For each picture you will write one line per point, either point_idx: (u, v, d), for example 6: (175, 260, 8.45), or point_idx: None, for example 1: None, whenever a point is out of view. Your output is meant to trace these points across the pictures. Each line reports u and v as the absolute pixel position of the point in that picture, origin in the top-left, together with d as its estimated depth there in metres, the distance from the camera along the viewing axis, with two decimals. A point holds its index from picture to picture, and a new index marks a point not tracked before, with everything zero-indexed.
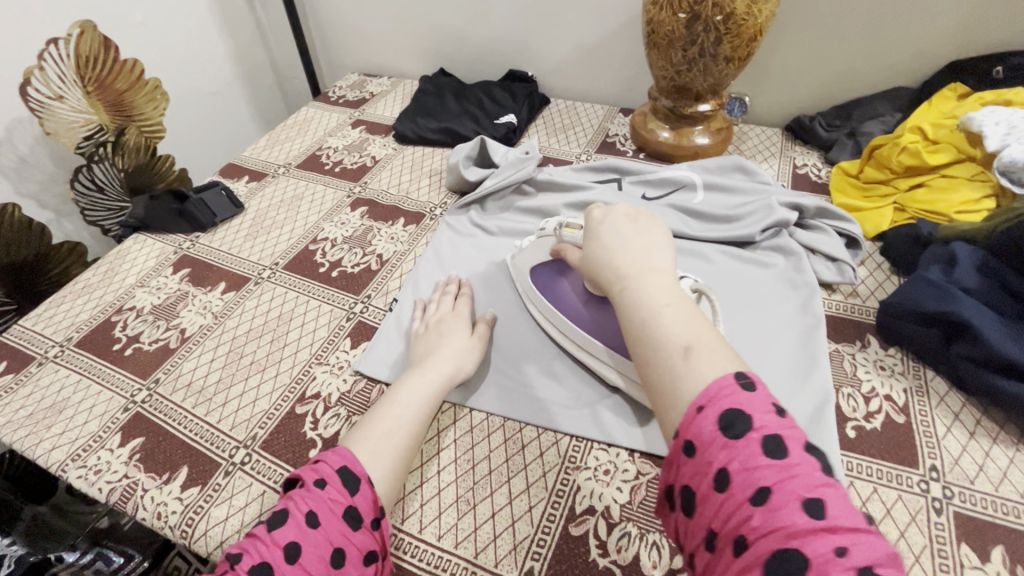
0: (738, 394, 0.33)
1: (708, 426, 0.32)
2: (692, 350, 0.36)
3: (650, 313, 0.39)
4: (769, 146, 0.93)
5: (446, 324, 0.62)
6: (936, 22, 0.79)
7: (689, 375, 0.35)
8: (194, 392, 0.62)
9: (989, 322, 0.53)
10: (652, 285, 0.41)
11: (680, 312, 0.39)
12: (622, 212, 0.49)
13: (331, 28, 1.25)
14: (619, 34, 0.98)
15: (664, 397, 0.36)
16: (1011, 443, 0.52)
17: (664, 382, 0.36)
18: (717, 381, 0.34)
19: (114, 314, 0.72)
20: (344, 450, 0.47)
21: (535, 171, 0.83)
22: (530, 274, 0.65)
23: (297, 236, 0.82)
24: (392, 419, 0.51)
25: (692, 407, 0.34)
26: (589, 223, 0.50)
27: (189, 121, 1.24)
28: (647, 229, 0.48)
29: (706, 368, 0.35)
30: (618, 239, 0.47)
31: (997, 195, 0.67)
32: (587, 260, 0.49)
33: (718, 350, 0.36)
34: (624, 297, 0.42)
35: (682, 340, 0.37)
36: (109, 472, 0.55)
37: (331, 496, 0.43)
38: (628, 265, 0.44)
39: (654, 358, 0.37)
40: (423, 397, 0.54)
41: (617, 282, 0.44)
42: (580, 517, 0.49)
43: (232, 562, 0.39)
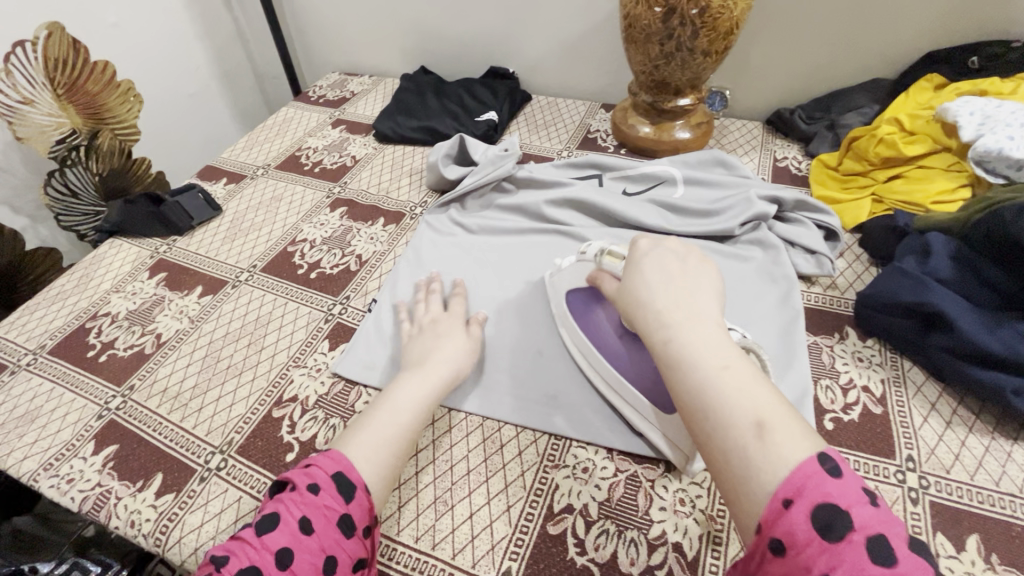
0: (825, 483, 0.31)
1: (801, 524, 0.30)
2: (766, 428, 0.34)
3: (710, 378, 0.37)
4: (750, 140, 0.93)
5: (441, 325, 0.60)
6: (909, 16, 0.80)
7: (767, 457, 0.33)
8: (170, 397, 0.61)
9: (964, 311, 0.53)
10: (706, 343, 0.39)
11: (740, 378, 0.37)
12: (669, 249, 0.48)
13: (310, 27, 1.24)
14: (598, 29, 0.97)
15: (735, 477, 0.34)
16: (986, 432, 0.53)
17: (735, 463, 0.34)
18: (800, 467, 0.32)
19: (89, 320, 0.71)
20: (339, 455, 0.46)
21: (515, 168, 0.83)
22: (564, 298, 0.62)
23: (276, 238, 0.81)
24: (389, 418, 0.49)
25: (777, 500, 0.32)
26: (632, 258, 0.49)
27: (168, 123, 1.23)
28: (692, 271, 0.46)
29: (783, 450, 0.33)
30: (661, 281, 0.45)
31: (973, 184, 0.69)
32: (625, 296, 0.47)
33: (790, 426, 0.34)
34: (672, 354, 0.40)
35: (750, 414, 0.35)
36: (82, 481, 0.54)
37: (325, 503, 0.42)
38: (675, 315, 0.42)
39: (721, 434, 0.35)
40: (422, 400, 0.51)
41: (662, 332, 0.41)
42: (558, 515, 0.49)
43: (219, 565, 0.39)
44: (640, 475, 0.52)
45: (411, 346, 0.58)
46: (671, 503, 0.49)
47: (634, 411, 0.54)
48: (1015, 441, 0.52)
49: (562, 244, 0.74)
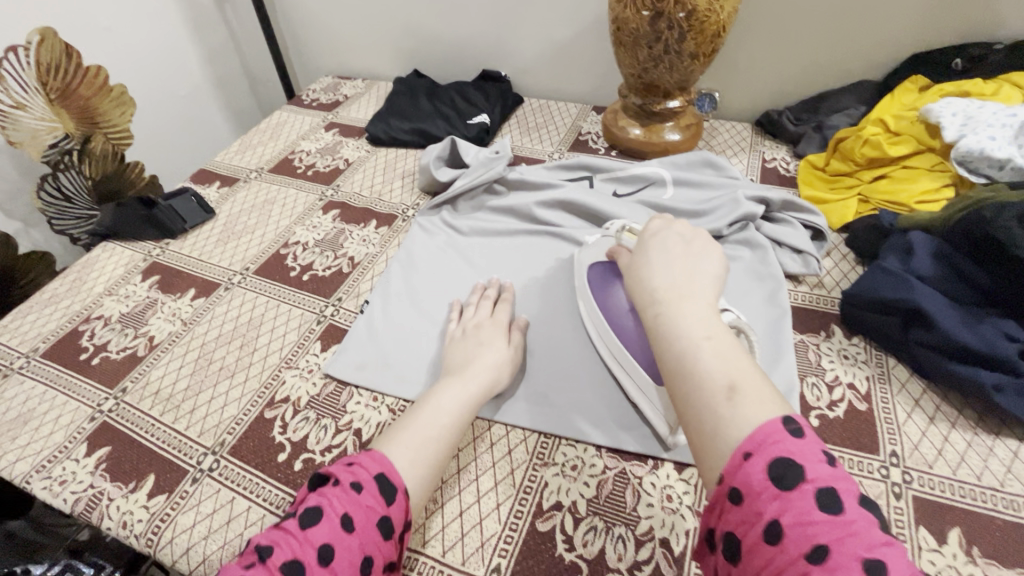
0: (784, 441, 0.32)
1: (756, 474, 0.31)
2: (736, 391, 0.35)
3: (692, 345, 0.38)
4: (739, 141, 0.94)
5: (483, 331, 0.60)
6: (893, 19, 0.81)
7: (734, 418, 0.34)
8: (162, 399, 0.62)
9: (945, 309, 0.54)
10: (695, 316, 0.40)
11: (721, 346, 0.38)
12: (676, 232, 0.49)
13: (303, 31, 1.25)
14: (589, 32, 0.98)
15: (702, 435, 0.35)
16: (968, 427, 0.53)
17: (704, 422, 0.35)
18: (764, 426, 0.33)
19: (81, 324, 0.71)
20: (380, 456, 0.45)
21: (506, 170, 0.84)
22: (588, 269, 0.63)
23: (268, 240, 0.82)
24: (429, 420, 0.50)
25: (738, 453, 0.32)
26: (642, 237, 0.50)
27: (161, 126, 1.23)
28: (694, 253, 0.46)
29: (749, 411, 0.34)
30: (661, 261, 0.46)
31: (956, 184, 0.70)
32: (630, 273, 0.48)
33: (761, 392, 0.35)
34: (660, 324, 0.41)
35: (724, 378, 0.36)
36: (74, 482, 0.55)
37: (368, 503, 0.42)
38: (669, 290, 0.43)
39: (693, 395, 0.36)
40: (462, 403, 0.52)
41: (653, 305, 0.43)
42: (548, 512, 0.50)
43: (262, 554, 0.38)
44: (629, 472, 0.52)
45: (453, 350, 0.58)
46: (659, 499, 0.50)
47: (632, 384, 0.56)
48: (997, 436, 0.53)
49: (553, 245, 0.75)
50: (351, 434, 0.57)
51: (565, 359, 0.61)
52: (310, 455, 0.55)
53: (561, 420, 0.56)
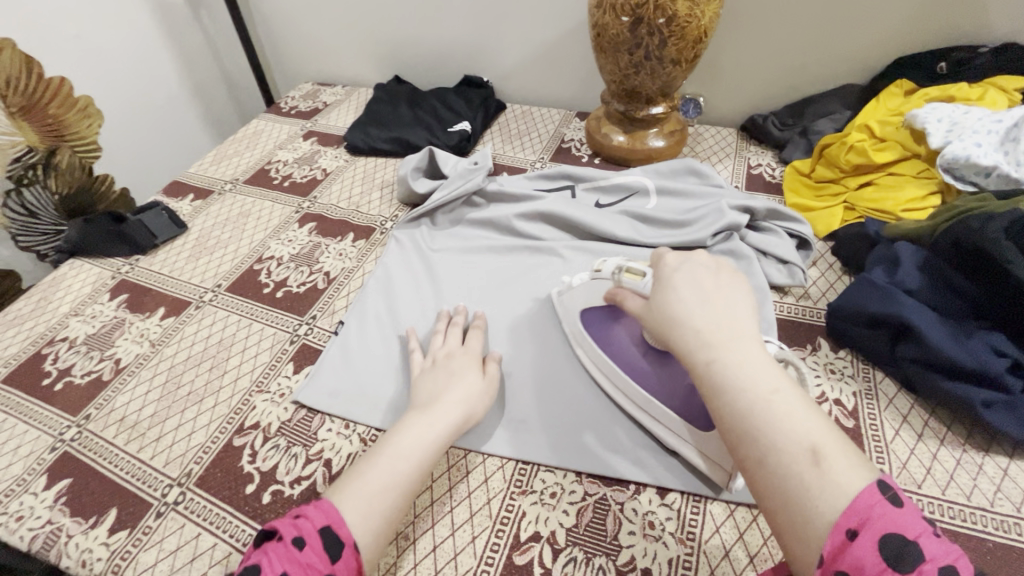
0: (890, 512, 0.30)
1: (868, 554, 0.29)
2: (821, 455, 0.33)
3: (762, 401, 0.36)
4: (724, 147, 0.92)
5: (455, 361, 0.57)
6: (877, 23, 0.80)
7: (825, 487, 0.32)
8: (127, 427, 0.59)
9: (933, 323, 0.53)
10: (754, 364, 0.37)
11: (791, 403, 0.35)
12: (702, 261, 0.45)
13: (282, 36, 1.22)
14: (571, 37, 0.96)
15: (789, 505, 0.33)
16: (957, 444, 0.52)
17: (790, 490, 0.33)
18: (862, 496, 0.31)
19: (46, 346, 0.69)
20: (328, 505, 0.42)
21: (485, 181, 0.82)
22: (580, 316, 0.61)
23: (242, 255, 0.79)
24: (388, 465, 0.46)
25: (840, 530, 0.30)
26: (663, 272, 0.46)
27: (135, 135, 1.20)
28: (726, 286, 0.43)
29: (841, 477, 0.32)
30: (695, 296, 0.42)
31: (942, 192, 0.69)
32: (654, 309, 0.45)
33: (845, 453, 0.33)
34: (716, 375, 0.38)
35: (804, 441, 0.33)
36: (32, 518, 0.52)
37: (309, 561, 0.39)
38: (716, 332, 0.40)
39: (774, 460, 0.34)
40: (426, 444, 0.48)
41: (702, 350, 0.39)
42: (525, 544, 0.48)
43: None
44: (609, 498, 0.50)
45: (422, 382, 0.55)
46: (640, 527, 0.48)
47: (665, 431, 0.52)
48: (987, 453, 0.51)
49: (532, 261, 0.73)
50: (321, 464, 0.54)
51: (547, 386, 0.59)
52: (279, 487, 0.53)
53: (561, 439, 0.55)
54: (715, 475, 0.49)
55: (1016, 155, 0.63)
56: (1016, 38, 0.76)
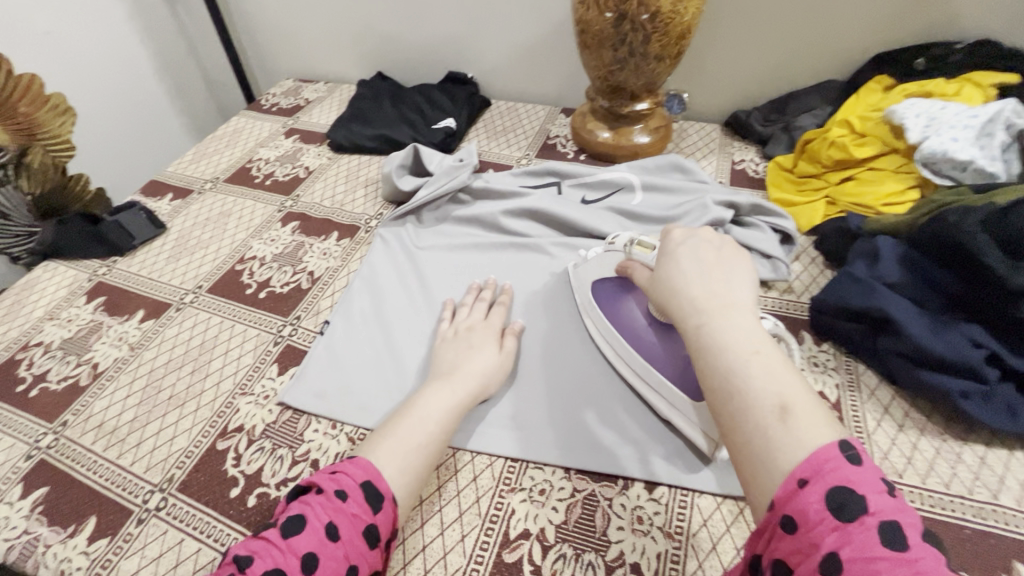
0: (843, 468, 0.29)
1: (814, 503, 0.29)
2: (789, 411, 0.32)
3: (740, 361, 0.35)
4: (708, 143, 0.93)
5: (475, 335, 0.59)
6: (857, 20, 0.81)
7: (787, 441, 0.31)
8: (107, 433, 0.58)
9: (913, 316, 0.54)
10: (740, 326, 0.37)
11: (770, 363, 0.35)
12: (704, 235, 0.44)
13: (261, 32, 1.20)
14: (556, 32, 0.96)
15: (753, 459, 0.32)
16: (937, 433, 0.53)
17: (754, 443, 0.32)
18: (821, 450, 0.30)
19: (20, 352, 0.67)
20: (365, 462, 0.45)
21: (471, 178, 0.81)
22: (592, 288, 0.62)
23: (223, 256, 0.78)
24: (416, 427, 0.49)
25: (792, 479, 0.30)
26: (668, 244, 0.46)
27: (110, 134, 1.17)
28: (727, 261, 0.42)
29: (805, 433, 0.31)
30: (694, 267, 0.42)
31: (920, 186, 0.70)
32: (657, 280, 0.45)
33: (815, 411, 0.32)
34: (703, 338, 0.38)
35: (775, 396, 0.33)
36: (7, 528, 0.51)
37: (354, 511, 0.42)
38: (709, 299, 0.39)
39: (743, 415, 0.33)
40: (450, 410, 0.51)
41: (693, 314, 0.39)
42: (515, 542, 0.48)
43: (243, 565, 0.38)
44: (598, 494, 0.51)
45: (443, 353, 0.58)
46: (629, 522, 0.48)
47: (660, 399, 0.54)
48: (965, 441, 0.52)
49: (520, 257, 0.73)
50: (308, 465, 0.54)
51: (537, 381, 0.59)
52: (265, 489, 0.52)
53: (557, 437, 0.55)
54: (700, 442, 0.51)
55: (991, 149, 0.65)
56: (991, 34, 0.78)
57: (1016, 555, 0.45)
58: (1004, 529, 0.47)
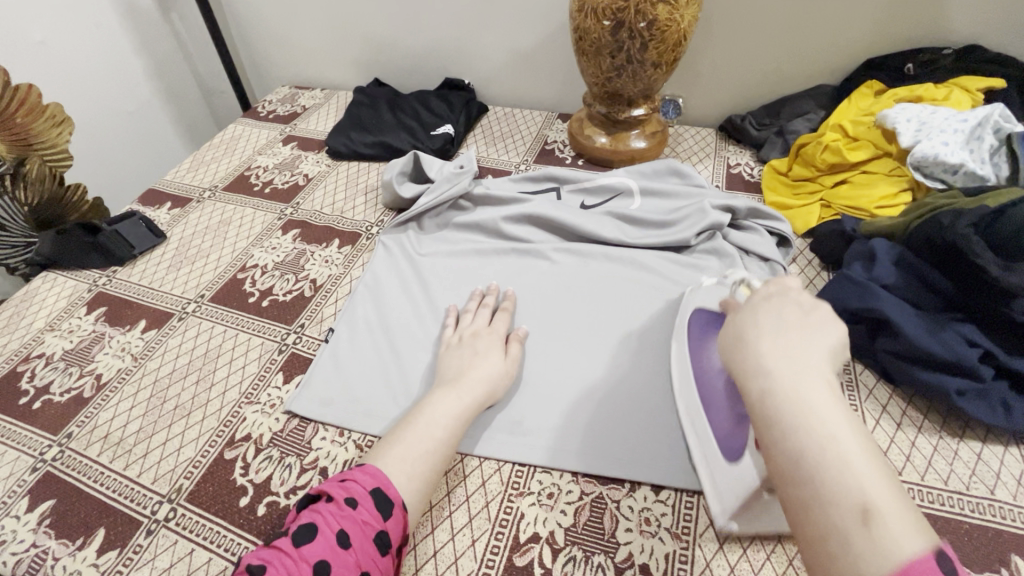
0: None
1: None
2: (873, 513, 0.29)
3: (815, 444, 0.32)
4: (704, 147, 0.94)
5: (480, 341, 0.60)
6: (848, 26, 0.83)
7: (872, 548, 0.28)
8: (112, 444, 0.58)
9: (909, 317, 0.55)
10: (814, 400, 0.33)
11: (849, 452, 0.31)
12: (793, 298, 0.41)
13: (257, 39, 1.20)
14: (552, 39, 0.97)
15: (827, 559, 0.29)
16: (933, 431, 0.54)
17: (830, 543, 0.29)
18: (914, 564, 0.27)
19: (21, 364, 0.66)
20: (375, 470, 0.46)
21: (471, 185, 0.82)
22: (692, 311, 0.59)
23: (224, 265, 0.78)
24: (424, 433, 0.49)
25: None
26: (752, 301, 0.42)
27: (105, 142, 1.16)
28: (815, 323, 0.38)
29: (894, 541, 0.28)
30: (770, 327, 0.39)
31: (912, 189, 0.71)
32: (727, 333, 0.41)
33: (903, 515, 0.29)
34: (769, 409, 0.34)
35: (857, 495, 0.30)
36: (14, 542, 0.50)
37: (364, 518, 0.42)
38: (781, 364, 0.36)
39: (817, 508, 0.30)
40: (456, 417, 0.52)
41: (758, 379, 0.36)
42: (525, 545, 0.48)
43: (255, 574, 0.38)
44: (605, 497, 0.51)
45: (448, 359, 0.58)
46: (637, 523, 0.49)
47: (697, 446, 0.51)
48: (961, 438, 0.54)
49: (522, 263, 0.74)
50: (316, 473, 0.54)
51: (543, 387, 0.59)
52: (274, 498, 0.52)
53: (559, 441, 0.55)
54: (712, 504, 0.48)
55: (981, 153, 0.67)
56: (978, 39, 0.80)
57: (1014, 548, 0.46)
58: (1001, 523, 0.48)
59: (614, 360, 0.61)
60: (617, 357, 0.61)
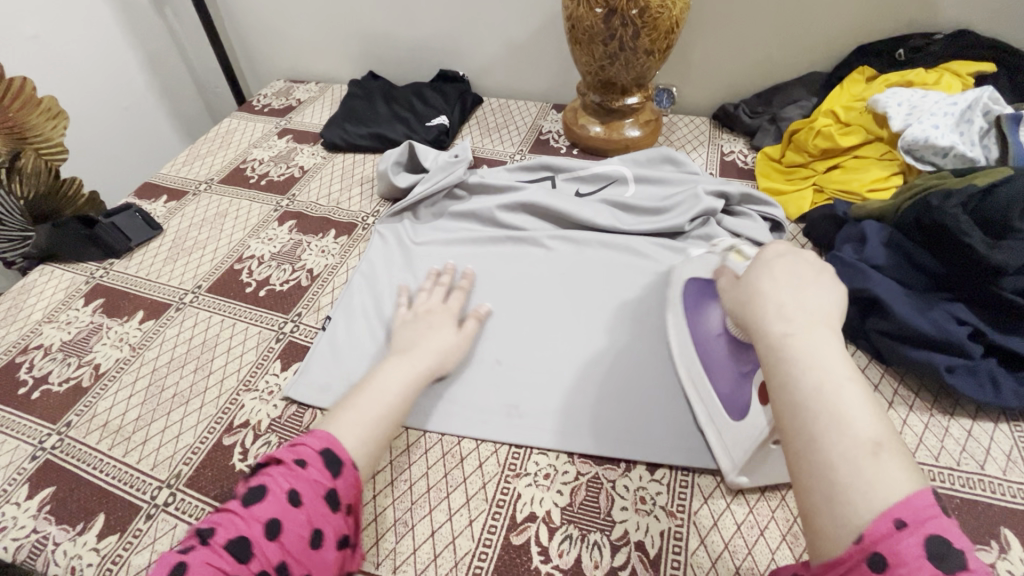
0: (941, 519, 0.28)
1: (911, 548, 0.27)
2: (882, 449, 0.31)
3: (832, 385, 0.33)
4: (698, 135, 0.94)
5: (434, 317, 0.61)
6: (840, 13, 0.83)
7: (878, 478, 0.30)
8: (111, 432, 0.58)
9: (899, 296, 0.56)
10: (829, 346, 0.35)
11: (862, 395, 0.33)
12: (803, 255, 0.43)
13: (251, 33, 1.20)
14: (546, 29, 0.97)
15: (831, 486, 0.31)
16: (925, 409, 0.55)
17: (838, 473, 0.31)
18: (916, 495, 0.29)
19: (19, 355, 0.67)
20: (324, 433, 0.45)
21: (466, 174, 0.82)
22: (684, 284, 0.61)
23: (221, 256, 0.78)
24: (375, 400, 0.50)
25: (888, 519, 0.28)
26: (764, 254, 0.43)
27: (99, 137, 1.16)
28: (825, 280, 0.40)
29: (898, 474, 0.30)
30: (788, 280, 0.40)
31: (903, 172, 0.72)
32: (743, 285, 0.42)
33: (902, 453, 0.31)
34: (790, 350, 0.35)
35: (867, 432, 0.31)
36: (15, 528, 0.51)
37: (314, 477, 0.42)
38: (801, 312, 0.37)
39: (826, 439, 0.32)
40: (405, 381, 0.52)
41: (780, 324, 0.37)
42: (522, 525, 0.49)
43: (206, 537, 0.39)
44: (602, 477, 0.52)
45: (401, 334, 0.59)
46: (632, 502, 0.50)
47: (702, 409, 0.54)
48: (952, 416, 0.54)
49: (519, 250, 0.74)
50: None
51: (538, 372, 0.60)
52: None
53: (556, 424, 0.56)
54: (722, 461, 0.50)
55: (970, 136, 0.68)
56: (968, 25, 0.80)
57: (1003, 522, 0.47)
58: (990, 497, 0.49)
59: (608, 343, 0.62)
60: (612, 339, 0.62)
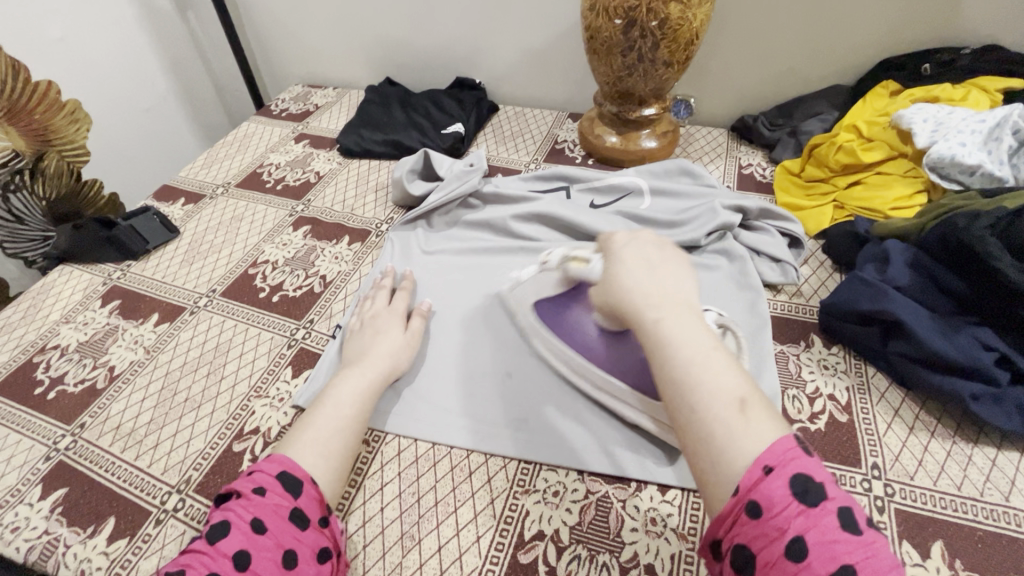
0: (802, 458, 0.33)
1: (779, 490, 0.31)
2: (746, 404, 0.35)
3: (699, 355, 0.37)
4: (715, 147, 0.93)
5: (381, 321, 0.62)
6: (863, 26, 0.82)
7: (746, 431, 0.34)
8: (123, 435, 0.58)
9: (923, 319, 0.54)
10: (691, 324, 0.39)
11: (725, 360, 0.37)
12: (646, 239, 0.48)
13: (271, 38, 1.22)
14: (564, 38, 0.97)
15: (712, 449, 0.34)
16: (948, 436, 0.53)
17: (716, 435, 0.34)
18: (778, 443, 0.33)
19: (37, 354, 0.67)
20: (281, 457, 0.47)
21: (481, 183, 0.82)
22: (535, 307, 0.63)
23: (236, 260, 0.79)
24: (333, 413, 0.51)
25: (760, 469, 0.32)
26: (614, 247, 0.48)
27: (122, 138, 1.18)
28: (670, 259, 0.46)
29: (762, 425, 0.34)
30: (644, 267, 0.44)
31: (928, 190, 0.71)
32: (604, 279, 0.46)
33: (764, 406, 0.36)
34: (661, 331, 0.39)
35: (734, 392, 0.35)
36: (27, 529, 0.51)
37: (275, 501, 0.43)
38: (663, 295, 0.41)
39: (703, 407, 0.35)
40: (361, 392, 0.54)
41: (652, 309, 0.41)
42: (529, 543, 0.48)
43: None
44: (611, 496, 0.51)
45: (353, 341, 0.61)
46: (643, 523, 0.49)
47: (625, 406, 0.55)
48: (976, 444, 0.53)
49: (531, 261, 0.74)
50: None
51: (545, 383, 0.59)
52: None
53: (562, 440, 0.55)
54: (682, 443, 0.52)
55: (998, 154, 0.66)
56: (996, 40, 0.79)
57: None
58: (1015, 530, 0.47)
59: None
60: None
